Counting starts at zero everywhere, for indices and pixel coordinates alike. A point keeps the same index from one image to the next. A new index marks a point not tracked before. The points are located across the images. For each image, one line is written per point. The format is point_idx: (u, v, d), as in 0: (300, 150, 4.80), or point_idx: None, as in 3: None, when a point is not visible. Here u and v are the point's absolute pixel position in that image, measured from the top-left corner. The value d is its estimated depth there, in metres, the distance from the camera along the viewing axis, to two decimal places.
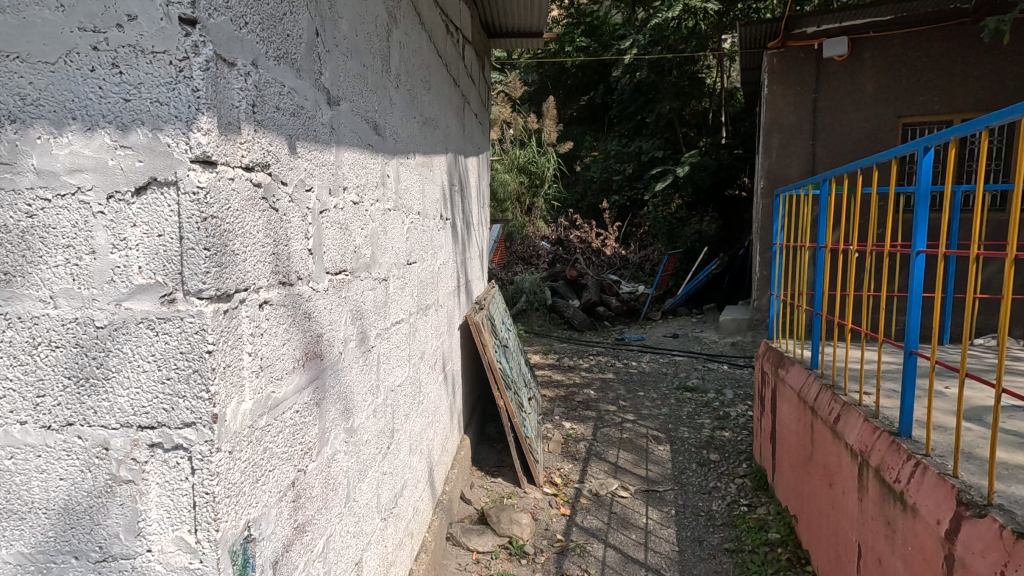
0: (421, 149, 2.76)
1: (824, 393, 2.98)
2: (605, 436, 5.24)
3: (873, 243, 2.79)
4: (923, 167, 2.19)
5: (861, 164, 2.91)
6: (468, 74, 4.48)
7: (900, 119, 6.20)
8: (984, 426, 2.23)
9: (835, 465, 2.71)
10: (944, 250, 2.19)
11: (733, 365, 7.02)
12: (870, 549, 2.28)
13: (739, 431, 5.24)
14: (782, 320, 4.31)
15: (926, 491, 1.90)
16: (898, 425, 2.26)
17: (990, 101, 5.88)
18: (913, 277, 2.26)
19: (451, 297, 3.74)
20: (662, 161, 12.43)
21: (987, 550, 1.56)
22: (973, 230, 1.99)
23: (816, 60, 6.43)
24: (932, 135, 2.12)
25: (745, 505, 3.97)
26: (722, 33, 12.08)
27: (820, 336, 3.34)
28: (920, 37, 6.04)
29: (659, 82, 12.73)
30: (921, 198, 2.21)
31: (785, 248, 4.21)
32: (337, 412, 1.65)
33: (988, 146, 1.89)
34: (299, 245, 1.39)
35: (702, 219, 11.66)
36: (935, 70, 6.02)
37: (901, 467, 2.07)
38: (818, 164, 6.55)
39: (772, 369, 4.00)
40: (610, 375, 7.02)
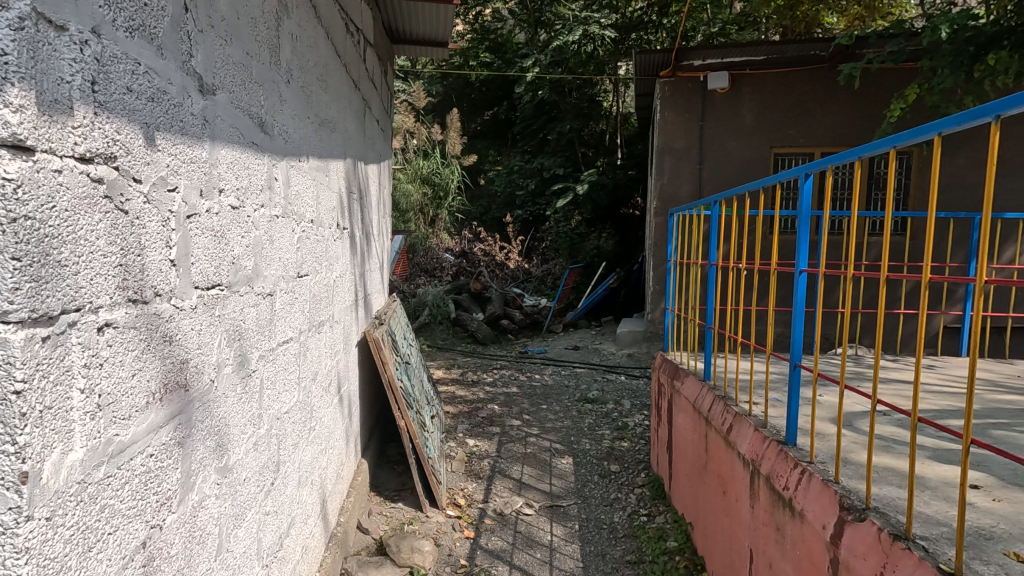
0: (316, 152, 2.54)
1: (717, 404, 3.12)
2: (509, 451, 5.17)
3: (758, 263, 2.97)
4: (804, 193, 2.36)
5: (747, 189, 3.11)
6: (369, 77, 4.29)
7: (773, 149, 6.84)
8: (855, 431, 2.43)
9: (728, 473, 2.84)
10: (823, 269, 2.36)
11: (630, 376, 7.28)
12: (762, 554, 2.38)
13: (637, 441, 5.41)
14: (677, 333, 4.51)
15: (812, 496, 2.01)
16: (785, 433, 2.39)
17: (843, 137, 6.67)
18: (797, 294, 2.42)
19: (348, 312, 3.50)
20: (563, 178, 12.85)
21: (868, 552, 1.65)
22: (849, 252, 2.16)
23: (702, 91, 6.93)
24: (812, 164, 2.29)
25: (645, 515, 4.07)
26: (618, 60, 12.80)
27: (711, 348, 3.52)
28: (788, 77, 6.72)
29: (560, 102, 13.24)
30: (803, 221, 2.38)
31: (679, 265, 4.42)
32: (207, 449, 1.41)
33: (860, 175, 2.06)
34: (158, 254, 1.16)
35: (600, 235, 12.16)
36: (801, 108, 6.72)
37: (789, 475, 2.18)
38: (703, 187, 7.04)
39: (668, 380, 4.16)
40: (514, 389, 7.01)
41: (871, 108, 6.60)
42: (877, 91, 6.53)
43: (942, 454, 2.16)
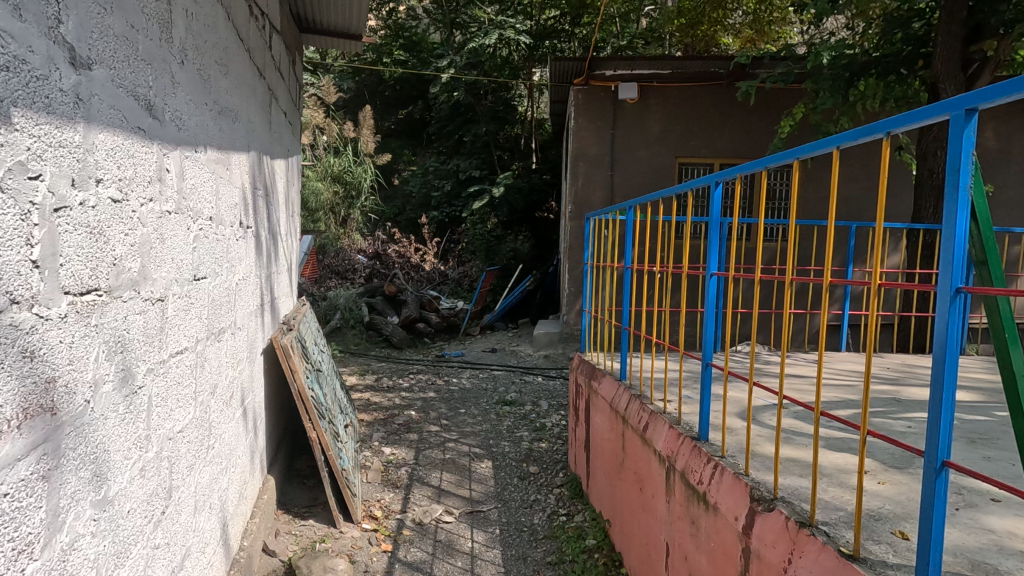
0: (215, 143, 2.31)
1: (633, 403, 3.22)
2: (427, 458, 5.05)
3: (671, 266, 3.10)
4: (715, 201, 2.48)
5: (660, 195, 3.24)
6: (275, 67, 4.02)
7: (678, 159, 7.23)
8: (760, 425, 2.58)
9: (645, 470, 2.93)
10: (732, 273, 2.50)
11: (547, 376, 7.37)
12: (677, 548, 2.48)
13: (555, 441, 5.49)
14: (593, 334, 4.62)
15: (725, 490, 2.11)
16: (698, 429, 2.50)
17: (739, 150, 7.19)
18: (709, 296, 2.54)
19: (253, 317, 3.24)
20: (479, 180, 12.86)
21: (777, 541, 1.75)
22: (757, 257, 2.29)
23: (613, 100, 7.19)
24: (722, 172, 2.41)
25: (564, 515, 4.12)
26: (533, 65, 13.01)
27: (627, 349, 3.63)
28: (691, 91, 7.14)
29: (476, 105, 13.25)
30: (713, 227, 2.50)
31: (595, 267, 4.52)
32: (81, 481, 1.21)
33: (766, 184, 2.20)
34: (15, 254, 0.98)
35: (516, 237, 12.28)
36: (702, 121, 7.16)
37: (703, 470, 2.28)
38: (614, 193, 7.31)
39: (585, 381, 4.24)
40: (432, 393, 6.87)
41: (764, 124, 7.14)
42: (769, 109, 7.08)
43: (835, 443, 2.35)
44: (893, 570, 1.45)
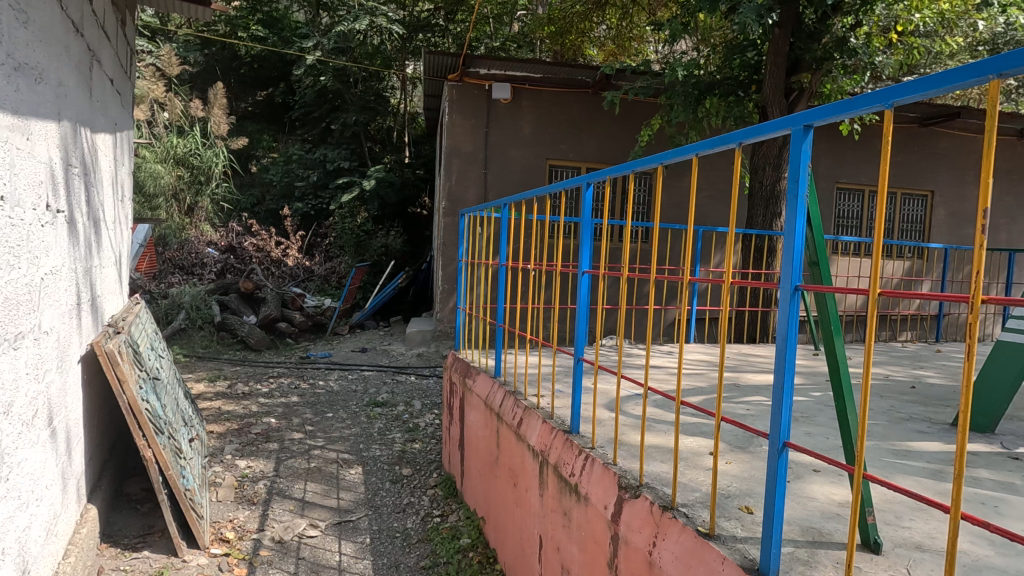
0: (8, 105, 1.89)
1: (508, 400, 3.24)
2: (290, 468, 4.66)
3: (545, 265, 3.15)
4: (586, 201, 2.57)
5: (533, 195, 3.28)
6: (98, 26, 3.43)
7: (548, 161, 7.48)
8: (627, 415, 2.73)
9: (519, 465, 2.96)
10: (602, 271, 2.60)
11: (420, 375, 7.20)
12: (550, 539, 2.53)
13: (428, 441, 5.38)
14: (468, 331, 4.59)
15: (594, 480, 2.19)
16: (569, 423, 2.58)
17: (604, 155, 7.61)
18: (580, 294, 2.62)
19: (67, 319, 2.73)
20: (348, 172, 12.26)
21: (643, 526, 1.84)
22: (625, 256, 2.41)
23: (486, 99, 7.24)
24: (593, 174, 2.49)
25: (438, 516, 4.04)
26: (406, 57, 12.68)
27: (502, 346, 3.64)
28: (561, 96, 7.41)
29: (344, 92, 12.61)
30: (584, 227, 2.59)
31: (470, 264, 4.49)
32: None
33: (634, 186, 2.31)
34: None
35: (388, 233, 11.89)
36: (571, 126, 7.47)
37: (574, 462, 2.35)
38: (488, 191, 7.36)
39: (459, 378, 4.20)
40: (295, 398, 6.37)
41: (627, 132, 7.62)
42: (630, 119, 7.57)
43: (691, 428, 2.56)
44: (742, 543, 1.60)
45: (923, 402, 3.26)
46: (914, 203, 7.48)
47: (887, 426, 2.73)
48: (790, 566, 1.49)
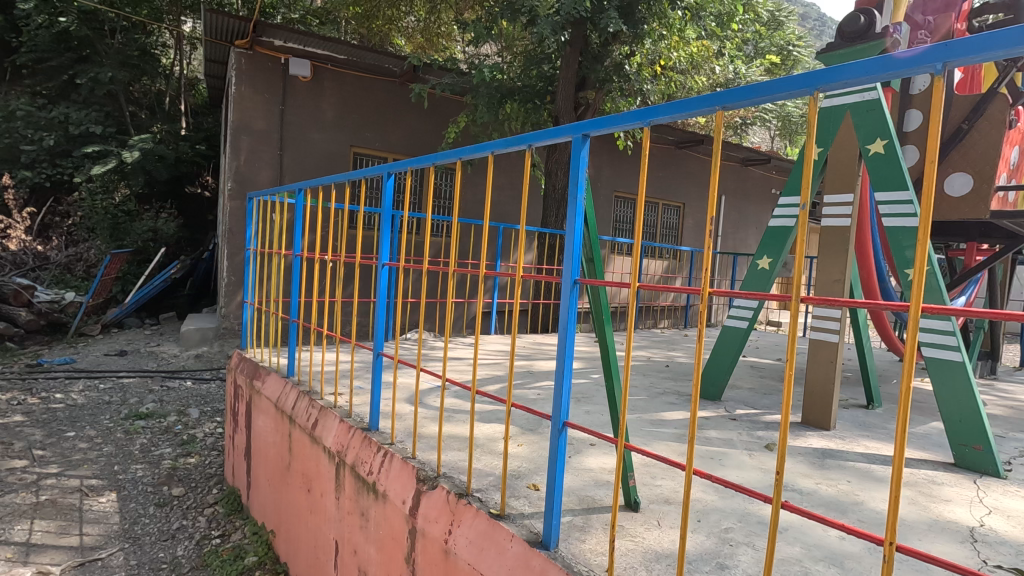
0: None
1: (301, 401, 3.00)
2: (6, 507, 3.67)
3: (344, 256, 2.98)
4: (387, 192, 2.50)
5: (331, 182, 3.08)
6: None
7: (352, 148, 7.11)
8: (428, 408, 2.74)
9: (313, 470, 2.76)
10: (402, 263, 2.55)
11: (198, 379, 6.27)
12: (346, 543, 2.42)
13: (207, 454, 4.72)
14: (256, 328, 4.15)
15: (392, 476, 2.15)
16: (367, 420, 2.50)
17: (411, 147, 7.50)
18: (380, 287, 2.54)
19: None
20: (102, 140, 10.02)
21: (439, 516, 1.86)
22: (424, 249, 2.40)
23: (282, 73, 6.60)
24: (394, 164, 2.43)
25: (217, 537, 3.57)
26: (183, 13, 11.02)
27: (295, 342, 3.36)
28: (366, 82, 7.09)
29: (95, 41, 10.32)
30: (385, 218, 2.51)
31: (259, 254, 4.05)
32: None
33: (435, 180, 2.32)
34: None
35: (157, 215, 10.15)
36: (377, 114, 7.20)
37: (372, 460, 2.28)
38: (284, 175, 6.74)
39: (245, 381, 3.77)
40: (18, 417, 5.05)
41: (434, 127, 7.62)
42: (437, 114, 7.59)
43: (487, 416, 2.67)
44: (529, 518, 1.72)
45: (674, 378, 3.91)
46: (671, 213, 8.91)
47: (648, 400, 3.21)
48: (568, 533, 1.64)
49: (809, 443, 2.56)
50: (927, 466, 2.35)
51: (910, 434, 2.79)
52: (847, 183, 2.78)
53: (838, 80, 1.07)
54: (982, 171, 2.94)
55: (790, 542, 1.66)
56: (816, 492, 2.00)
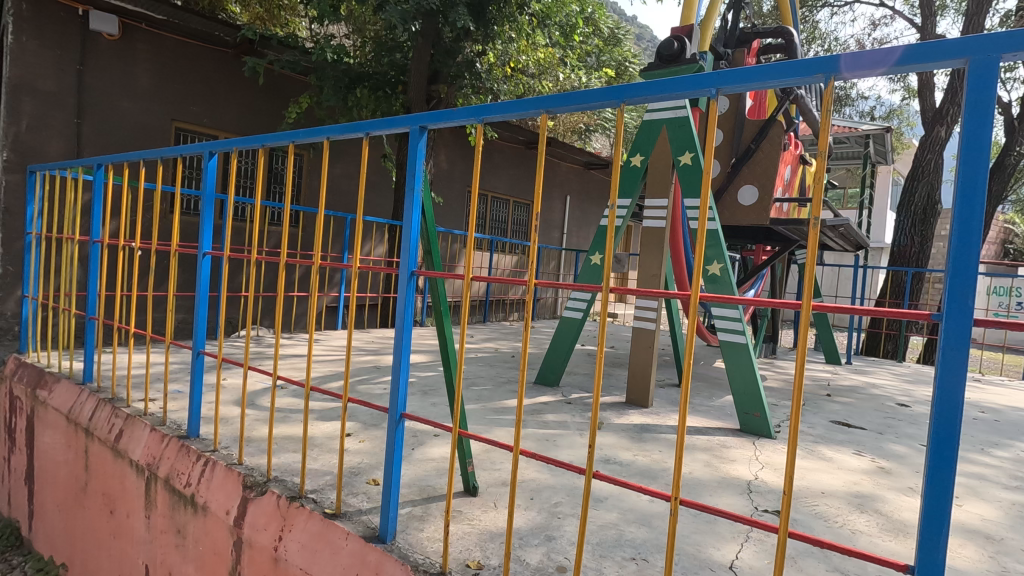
0: None
1: (101, 410, 2.60)
2: None
3: (155, 244, 2.63)
4: (209, 174, 2.26)
5: (140, 159, 2.70)
6: None
7: (174, 123, 6.09)
8: (259, 409, 2.54)
9: (117, 488, 2.40)
10: (226, 253, 2.33)
11: None
12: (158, 566, 2.15)
13: None
14: (40, 327, 3.49)
15: (215, 486, 1.96)
16: (186, 427, 2.25)
17: (246, 126, 6.68)
18: (200, 278, 2.29)
19: None
20: None
21: (268, 523, 1.75)
22: (250, 236, 2.22)
23: (81, 27, 5.36)
24: (216, 143, 2.20)
25: None
26: None
27: (93, 343, 2.88)
28: (190, 48, 6.13)
29: None
30: (207, 202, 2.27)
31: (44, 240, 3.38)
32: None
33: (264, 164, 2.16)
34: None
35: None
36: (205, 87, 6.29)
37: (191, 470, 2.06)
38: (84, 148, 5.49)
39: (26, 391, 3.14)
40: None
41: (273, 107, 6.91)
42: (277, 93, 6.89)
43: (324, 414, 2.56)
44: (366, 514, 1.68)
45: (518, 367, 4.10)
46: (522, 210, 9.24)
47: (492, 389, 3.32)
48: (407, 524, 1.65)
49: (631, 421, 2.86)
50: (721, 432, 2.77)
51: (710, 407, 3.26)
52: (663, 189, 3.15)
53: (638, 95, 1.25)
54: (765, 185, 3.51)
55: (609, 509, 1.85)
56: (633, 462, 2.25)
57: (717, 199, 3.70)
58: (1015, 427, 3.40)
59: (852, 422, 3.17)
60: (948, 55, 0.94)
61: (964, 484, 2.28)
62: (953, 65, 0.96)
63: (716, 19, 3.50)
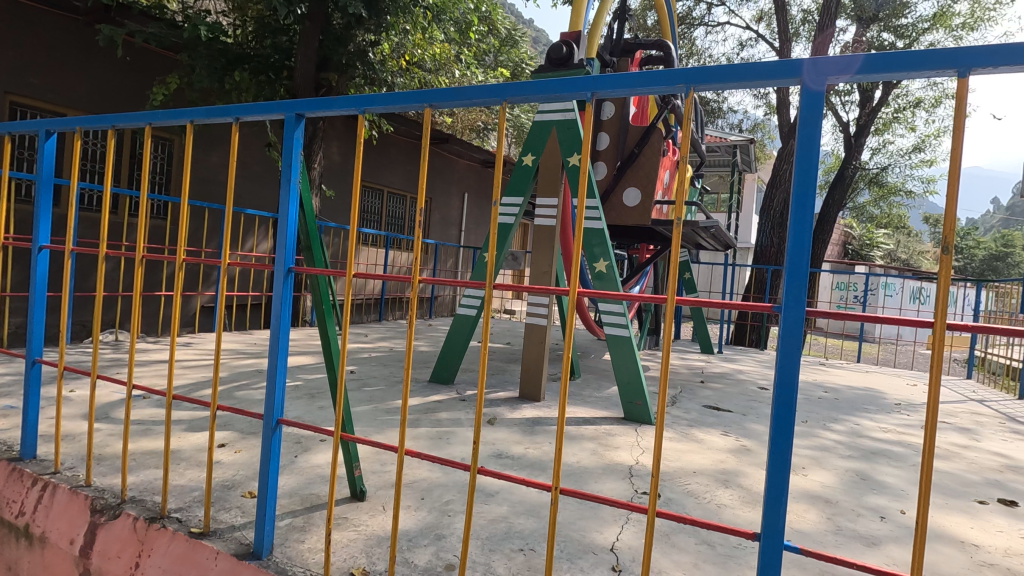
0: None
1: None
2: None
3: None
4: (46, 156, 1.97)
5: None
6: None
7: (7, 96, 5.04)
8: (113, 423, 2.26)
9: None
10: (70, 247, 2.03)
11: None
12: None
13: None
14: None
15: (56, 512, 1.72)
16: (18, 448, 1.95)
17: (99, 103, 5.66)
18: (36, 276, 1.98)
19: None
20: None
21: (123, 549, 1.57)
22: (99, 229, 1.97)
23: None
24: (55, 120, 1.92)
25: None
26: None
27: None
28: (30, 11, 5.07)
29: None
30: (43, 188, 1.98)
31: None
32: None
33: (115, 147, 1.91)
34: None
35: None
36: (48, 56, 5.25)
37: (26, 497, 1.79)
38: None
39: None
40: None
41: (133, 83, 5.93)
42: (138, 68, 5.95)
43: (194, 424, 2.33)
44: (240, 530, 1.56)
45: (411, 366, 4.02)
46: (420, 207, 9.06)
47: (384, 389, 3.22)
48: (286, 536, 1.55)
49: (523, 415, 2.92)
50: (607, 421, 2.91)
51: (597, 397, 3.42)
52: (553, 188, 3.26)
53: (520, 94, 1.32)
54: (646, 187, 3.76)
55: (499, 503, 1.87)
56: (523, 456, 2.29)
57: (604, 200, 3.89)
58: (849, 403, 3.94)
59: (721, 405, 3.48)
60: (912, 65, 0.97)
61: (809, 455, 2.60)
62: (788, 83, 1.10)
63: (602, 27, 3.67)
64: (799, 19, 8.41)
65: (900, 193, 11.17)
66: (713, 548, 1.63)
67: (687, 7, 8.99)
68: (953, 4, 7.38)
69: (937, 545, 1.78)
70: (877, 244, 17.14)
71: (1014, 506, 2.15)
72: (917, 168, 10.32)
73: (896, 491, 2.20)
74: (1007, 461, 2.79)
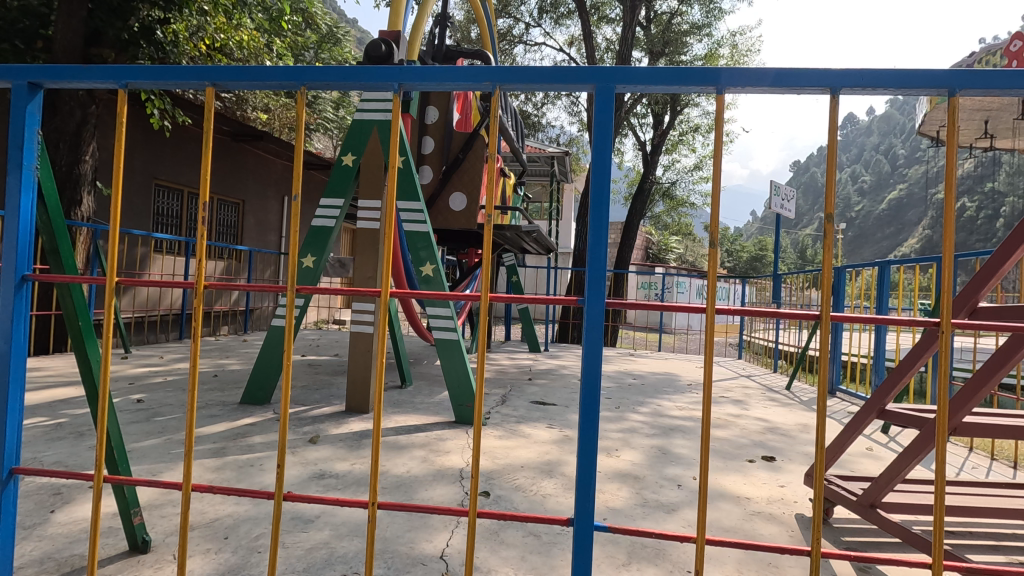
0: None
1: None
2: None
3: None
4: None
5: None
6: None
7: None
8: None
9: None
10: None
11: None
12: None
13: None
14: None
15: None
16: None
17: None
18: None
19: None
20: None
21: None
22: None
23: None
24: None
25: None
26: None
27: None
28: None
29: None
30: None
31: None
32: None
33: None
34: None
35: None
36: None
37: None
38: None
39: None
40: None
41: None
42: None
43: None
44: None
45: (217, 389, 3.54)
46: (229, 210, 8.08)
47: (181, 418, 2.78)
48: None
49: (350, 429, 2.74)
50: (438, 427, 2.88)
51: (428, 404, 3.38)
52: (375, 190, 3.13)
53: (321, 80, 1.23)
54: (471, 194, 3.84)
55: (319, 528, 1.71)
56: (349, 472, 2.15)
57: (430, 205, 3.88)
58: (652, 387, 4.45)
59: (547, 400, 3.68)
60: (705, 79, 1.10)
61: (619, 438, 2.86)
62: (585, 89, 1.19)
63: (422, 31, 3.62)
64: (603, 47, 9.36)
65: (687, 205, 13.06)
66: (539, 538, 1.69)
67: (507, 24, 9.44)
68: (718, 47, 8.86)
69: (720, 502, 2.07)
70: (670, 249, 19.88)
71: (772, 461, 2.61)
72: (698, 183, 12.16)
73: (688, 461, 2.52)
74: (766, 424, 3.37)
